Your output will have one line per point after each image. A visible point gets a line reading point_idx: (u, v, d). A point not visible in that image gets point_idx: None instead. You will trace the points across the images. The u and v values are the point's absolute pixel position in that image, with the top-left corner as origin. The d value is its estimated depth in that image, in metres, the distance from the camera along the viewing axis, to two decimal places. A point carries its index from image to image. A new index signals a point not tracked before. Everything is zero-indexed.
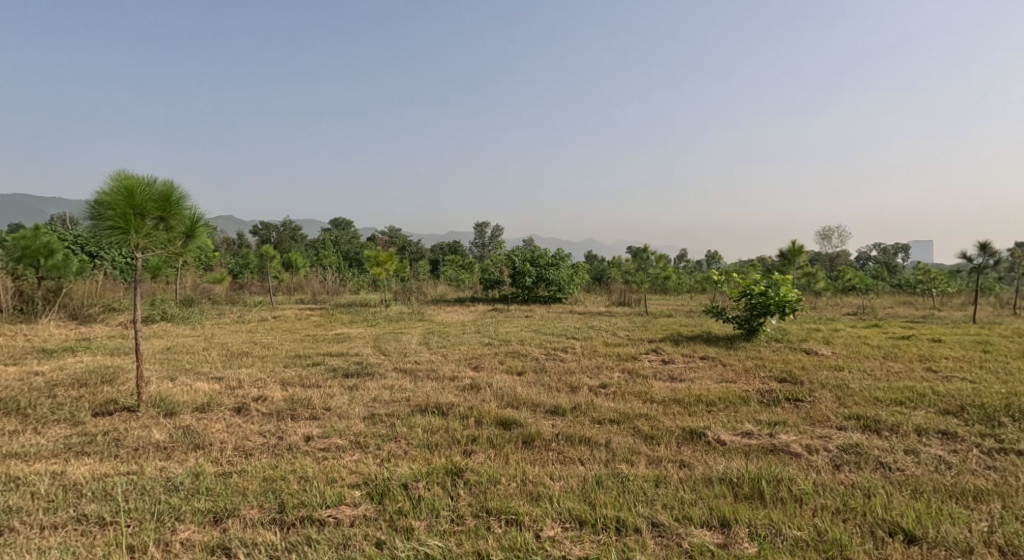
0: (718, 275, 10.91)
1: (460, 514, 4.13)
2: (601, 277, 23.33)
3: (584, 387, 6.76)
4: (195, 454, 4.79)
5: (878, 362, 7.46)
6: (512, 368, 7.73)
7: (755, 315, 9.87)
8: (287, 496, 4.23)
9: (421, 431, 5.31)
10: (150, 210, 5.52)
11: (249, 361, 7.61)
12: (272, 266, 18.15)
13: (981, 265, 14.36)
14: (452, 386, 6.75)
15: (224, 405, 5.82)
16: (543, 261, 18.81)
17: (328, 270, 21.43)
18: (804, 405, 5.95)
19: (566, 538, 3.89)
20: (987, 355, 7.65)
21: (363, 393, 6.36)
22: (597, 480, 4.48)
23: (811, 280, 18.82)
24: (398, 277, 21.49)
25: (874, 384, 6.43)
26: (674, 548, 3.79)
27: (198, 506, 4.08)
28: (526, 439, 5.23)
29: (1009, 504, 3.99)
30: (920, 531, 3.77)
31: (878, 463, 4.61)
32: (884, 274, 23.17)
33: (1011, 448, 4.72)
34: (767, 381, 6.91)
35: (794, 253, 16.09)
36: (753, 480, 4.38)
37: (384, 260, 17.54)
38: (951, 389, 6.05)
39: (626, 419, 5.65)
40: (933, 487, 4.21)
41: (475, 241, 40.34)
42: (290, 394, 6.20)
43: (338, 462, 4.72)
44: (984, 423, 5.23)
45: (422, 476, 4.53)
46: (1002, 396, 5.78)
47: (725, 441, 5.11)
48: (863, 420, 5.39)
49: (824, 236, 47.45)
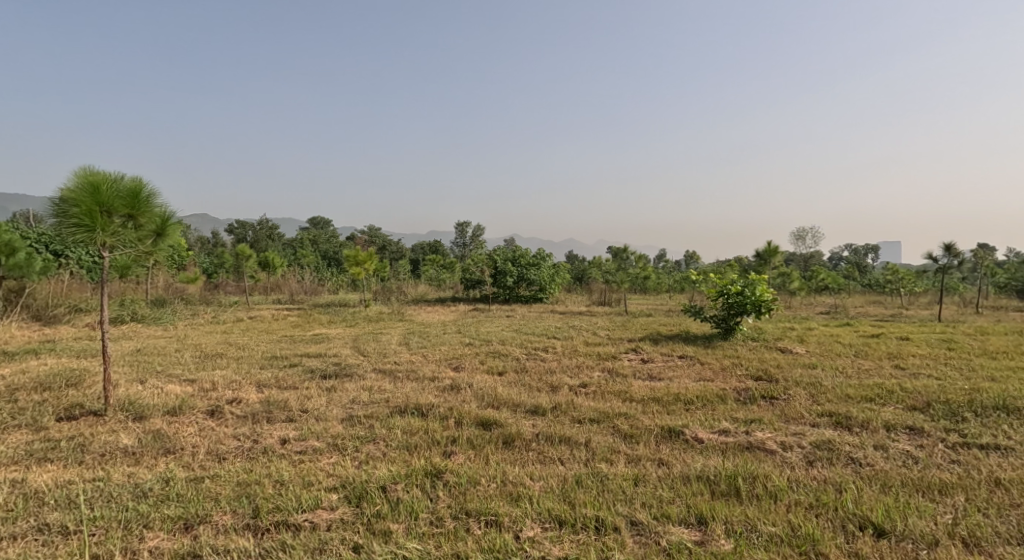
0: (696, 275, 11.01)
1: (440, 516, 4.12)
2: (582, 276, 23.44)
3: (564, 387, 6.78)
4: (166, 459, 4.71)
5: (849, 360, 7.60)
6: (493, 368, 7.73)
7: (732, 315, 9.98)
8: (262, 500, 4.18)
9: (400, 432, 5.30)
10: (118, 207, 5.43)
11: (224, 363, 7.52)
12: (247, 265, 17.95)
13: (946, 266, 14.63)
14: (433, 387, 6.73)
15: (197, 408, 5.74)
16: (523, 261, 18.82)
17: (306, 269, 21.24)
18: (779, 403, 6.04)
19: (545, 539, 3.90)
20: (953, 352, 7.80)
21: (342, 394, 6.32)
22: (577, 479, 4.50)
23: (786, 280, 19.10)
24: (377, 277, 21.41)
25: (846, 382, 6.54)
26: (652, 546, 3.82)
27: (167, 512, 4.02)
28: (506, 439, 5.24)
29: (972, 496, 4.09)
30: (889, 524, 3.84)
31: (849, 459, 4.69)
32: (856, 272, 23.59)
33: (974, 443, 4.83)
34: (742, 379, 7.01)
35: (770, 254, 16.29)
36: (729, 477, 4.43)
37: (364, 259, 17.41)
38: (918, 386, 6.17)
39: (605, 419, 5.68)
40: (901, 481, 4.29)
41: (456, 240, 40.28)
42: (266, 396, 6.14)
43: (315, 465, 4.68)
44: (948, 418, 5.35)
45: (401, 477, 4.51)
46: (965, 392, 5.92)
47: (702, 439, 5.16)
48: (835, 417, 5.48)
49: (799, 236, 48.02)
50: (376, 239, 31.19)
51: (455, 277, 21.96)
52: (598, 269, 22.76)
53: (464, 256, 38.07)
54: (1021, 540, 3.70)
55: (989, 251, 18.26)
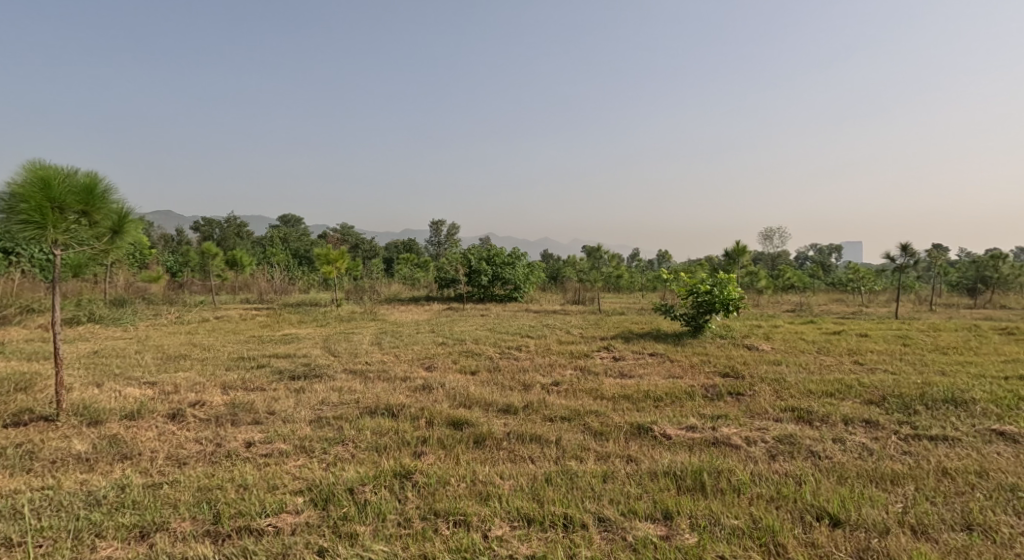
0: (667, 275, 11.13)
1: (408, 517, 4.10)
2: (556, 275, 23.52)
3: (536, 386, 6.80)
4: (122, 465, 4.61)
5: (812, 356, 7.78)
6: (465, 367, 7.72)
7: (701, 313, 10.12)
8: (224, 505, 4.12)
9: (369, 433, 5.25)
10: (71, 202, 5.29)
11: (187, 364, 7.38)
12: (213, 263, 17.62)
13: (903, 265, 15.03)
14: (404, 387, 6.70)
15: (157, 412, 5.61)
16: (498, 260, 18.79)
17: (275, 267, 20.92)
18: (745, 398, 6.16)
19: (513, 537, 3.91)
20: (908, 348, 8.04)
21: (311, 396, 6.24)
22: (546, 478, 4.52)
23: (754, 279, 19.49)
24: (349, 276, 21.22)
25: (809, 377, 6.69)
26: (619, 542, 3.85)
27: (122, 520, 3.93)
28: (477, 439, 5.23)
29: (921, 486, 4.21)
30: (844, 515, 3.94)
31: (809, 452, 4.80)
32: (819, 271, 24.14)
33: (925, 434, 4.98)
34: (710, 376, 7.11)
35: (738, 254, 16.53)
36: (695, 472, 4.50)
37: (336, 259, 17.17)
38: (874, 380, 6.35)
39: (576, 416, 5.71)
40: (856, 472, 4.40)
41: (430, 239, 40.11)
42: (231, 398, 6.03)
43: (281, 468, 4.62)
44: (902, 411, 5.51)
45: (370, 479, 4.48)
46: (919, 386, 6.10)
47: (670, 436, 5.22)
48: (797, 412, 5.60)
49: (766, 237, 48.91)
50: (348, 237, 30.83)
51: (429, 277, 21.88)
52: (572, 269, 22.86)
53: (438, 255, 37.86)
54: (965, 526, 3.83)
55: (944, 251, 18.78)
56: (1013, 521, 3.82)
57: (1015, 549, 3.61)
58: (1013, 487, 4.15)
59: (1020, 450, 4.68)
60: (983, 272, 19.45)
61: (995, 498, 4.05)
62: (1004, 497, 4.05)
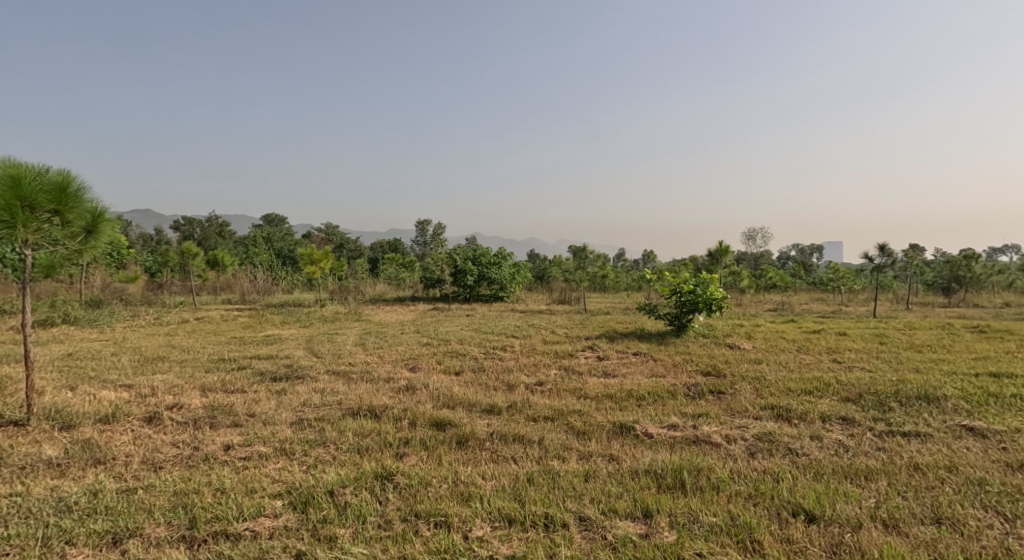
0: (651, 275, 11.20)
1: (388, 518, 4.08)
2: (543, 275, 23.56)
3: (520, 386, 6.80)
4: (95, 470, 4.54)
5: (792, 355, 7.87)
6: (450, 367, 7.71)
7: (684, 313, 10.19)
8: (200, 510, 4.07)
9: (352, 435, 5.22)
10: (42, 202, 5.21)
11: (165, 367, 7.28)
12: (193, 263, 17.43)
13: (881, 265, 15.25)
14: (388, 388, 6.66)
15: (133, 415, 5.54)
16: (484, 260, 18.77)
17: (258, 268, 20.75)
18: (726, 397, 6.21)
19: (493, 538, 3.91)
20: (884, 346, 8.17)
21: (293, 397, 6.19)
22: (528, 478, 4.52)
23: (736, 279, 19.68)
24: (334, 276, 21.09)
25: (788, 376, 6.76)
26: (598, 541, 3.87)
27: (93, 527, 3.88)
28: (460, 439, 5.22)
29: (894, 481, 4.27)
30: (818, 510, 3.99)
31: (787, 450, 4.85)
32: (801, 271, 24.41)
33: (898, 431, 5.05)
34: (693, 374, 7.17)
35: (721, 254, 16.67)
36: (675, 470, 4.53)
37: (319, 258, 17.03)
38: (851, 378, 6.44)
39: (560, 416, 5.72)
40: (832, 469, 4.45)
41: (416, 239, 40.03)
42: (210, 401, 5.96)
43: (260, 471, 4.58)
44: (877, 408, 5.59)
45: (350, 481, 4.45)
46: (893, 383, 6.20)
47: (652, 434, 5.26)
48: (776, 410, 5.66)
49: (748, 238, 49.35)
50: (333, 237, 30.65)
51: (414, 277, 21.81)
52: (558, 269, 22.93)
53: (424, 255, 37.74)
54: (933, 520, 3.89)
55: (920, 251, 19.05)
56: (980, 514, 3.90)
57: (981, 541, 3.67)
58: (980, 481, 4.23)
59: (989, 445, 4.77)
60: (956, 272, 19.78)
61: (963, 492, 4.12)
62: (971, 491, 4.12)
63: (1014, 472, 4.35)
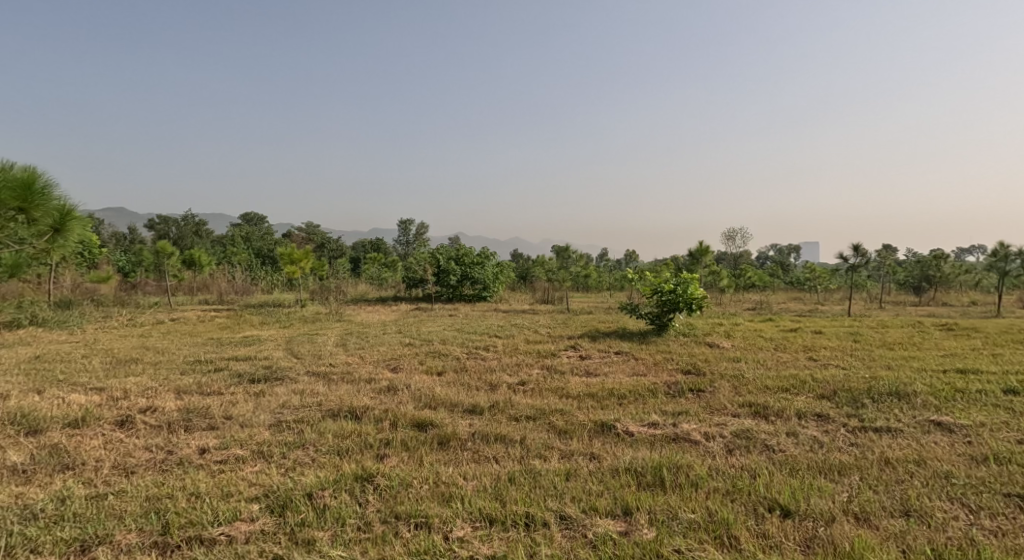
0: (632, 275, 11.25)
1: (368, 521, 4.04)
2: (526, 275, 23.58)
3: (502, 386, 6.78)
4: (64, 476, 4.44)
5: (769, 353, 7.95)
6: (431, 367, 7.67)
7: (665, 312, 10.25)
8: (173, 515, 4.00)
9: (331, 437, 5.17)
10: (7, 199, 5.06)
11: (139, 369, 7.16)
12: (169, 263, 17.15)
13: (856, 265, 15.48)
14: (369, 389, 6.61)
15: (104, 419, 5.43)
16: (466, 260, 18.71)
17: (236, 268, 20.50)
18: (706, 395, 6.26)
19: (474, 538, 3.89)
20: (858, 344, 8.29)
21: (271, 399, 6.11)
22: (509, 477, 4.51)
23: (716, 279, 19.86)
24: (315, 276, 20.92)
25: (766, 373, 6.83)
26: (578, 539, 3.86)
27: (60, 535, 3.79)
28: (441, 439, 5.19)
29: (866, 475, 4.33)
30: (794, 505, 4.02)
31: (765, 446, 4.89)
32: (778, 271, 24.71)
33: (871, 426, 5.12)
34: (673, 373, 7.21)
35: (702, 253, 16.80)
36: (655, 468, 4.55)
37: (300, 258, 16.85)
38: (826, 375, 6.53)
39: (541, 416, 5.71)
40: (807, 465, 4.50)
41: (398, 239, 39.88)
42: (185, 404, 5.87)
43: (237, 474, 4.51)
44: (851, 404, 5.66)
45: (329, 484, 4.41)
46: (867, 380, 6.29)
47: (633, 432, 5.27)
48: (754, 407, 5.71)
49: (728, 238, 49.82)
50: (314, 237, 30.39)
51: (396, 277, 21.70)
52: (541, 268, 22.96)
53: (406, 255, 37.58)
54: (903, 512, 3.95)
55: (893, 251, 19.36)
56: (947, 506, 3.97)
57: (948, 532, 3.73)
58: (948, 474, 4.30)
59: (956, 439, 4.86)
60: (926, 271, 20.13)
61: (931, 485, 4.18)
62: (939, 483, 4.19)
63: (979, 465, 4.43)
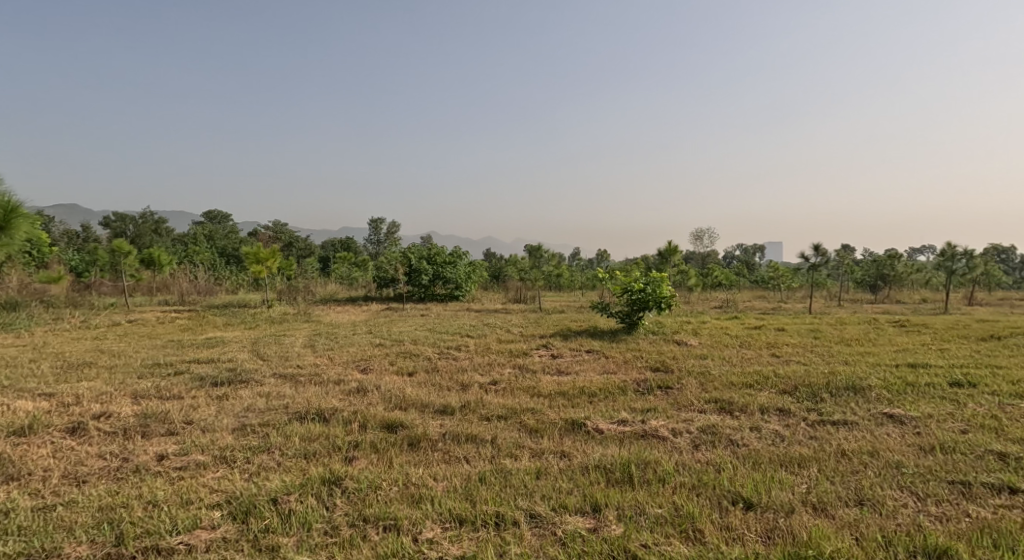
0: (603, 274, 11.30)
1: (335, 525, 3.99)
2: (498, 274, 23.59)
3: (473, 385, 6.76)
4: (10, 488, 4.29)
5: (735, 349, 8.08)
6: (401, 368, 7.61)
7: (635, 310, 10.34)
8: (128, 525, 3.89)
9: (298, 440, 5.08)
10: None
11: (92, 373, 6.94)
12: (126, 262, 16.67)
13: (816, 264, 15.83)
14: (338, 391, 6.52)
15: (54, 427, 5.25)
16: (438, 259, 18.57)
17: (199, 268, 20.04)
18: (674, 391, 6.33)
19: (443, 539, 3.86)
20: (818, 340, 8.48)
21: (234, 402, 5.99)
22: (480, 478, 4.49)
23: (684, 278, 20.15)
24: (282, 275, 20.59)
25: (731, 370, 6.93)
26: (548, 537, 3.86)
27: (4, 549, 3.65)
28: (412, 441, 5.15)
29: (823, 467, 4.42)
30: (756, 498, 4.08)
31: (729, 441, 4.96)
32: (743, 270, 25.15)
33: (830, 420, 5.23)
34: (643, 371, 7.28)
35: (671, 252, 17.01)
36: (623, 464, 4.57)
37: (266, 258, 16.56)
38: (788, 371, 6.66)
39: (512, 415, 5.71)
40: (769, 458, 4.58)
41: (369, 238, 39.55)
42: (142, 409, 5.71)
43: (198, 481, 4.41)
44: (810, 399, 5.78)
45: (295, 488, 4.33)
46: (826, 375, 6.43)
47: (602, 430, 5.30)
48: (719, 403, 5.79)
49: (695, 238, 50.54)
50: (282, 235, 29.91)
51: (367, 277, 21.49)
52: (513, 267, 22.98)
53: (376, 254, 37.21)
54: (857, 501, 4.04)
55: (850, 252, 19.85)
56: (897, 494, 4.07)
57: (898, 519, 3.83)
58: (898, 463, 4.42)
59: (906, 430, 4.99)
60: (882, 271, 20.67)
61: (883, 474, 4.29)
62: (890, 473, 4.30)
63: (927, 455, 4.56)
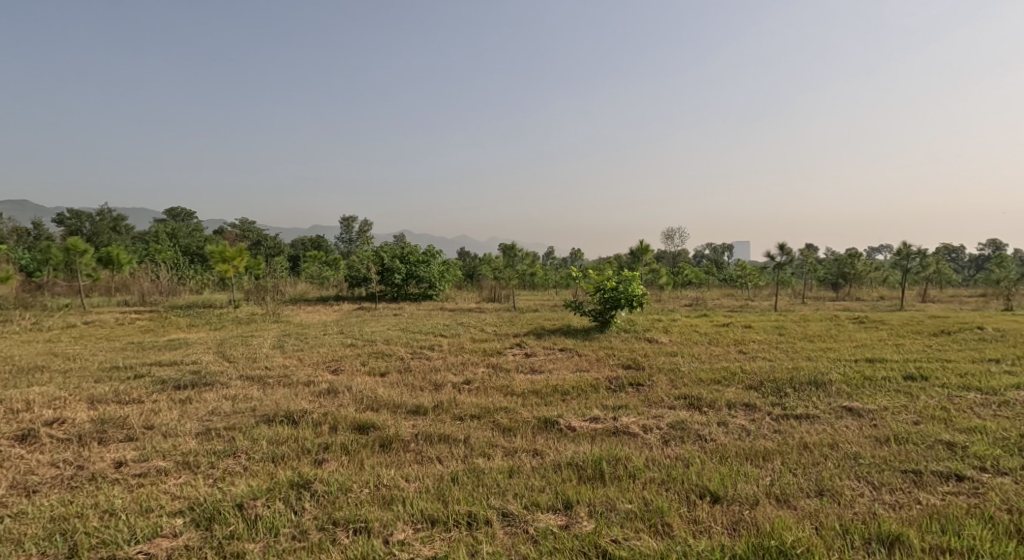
0: (575, 273, 11.33)
1: (303, 529, 3.92)
2: (472, 273, 23.53)
3: (446, 385, 6.71)
4: None
5: (704, 347, 8.18)
6: (373, 368, 7.53)
7: (608, 309, 10.39)
8: (83, 536, 3.78)
9: (266, 443, 4.99)
10: None
11: (46, 378, 6.71)
12: (83, 261, 16.16)
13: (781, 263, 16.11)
14: (307, 392, 6.43)
15: (3, 435, 5.07)
16: (410, 258, 18.41)
17: (162, 267, 19.55)
18: (644, 388, 6.38)
19: (415, 540, 3.83)
20: (783, 336, 8.64)
21: (199, 406, 5.86)
22: (452, 477, 4.46)
23: (655, 276, 20.34)
24: (250, 275, 20.21)
25: (700, 366, 7.01)
26: (520, 535, 3.86)
27: None
28: (383, 442, 5.09)
29: (787, 459, 4.49)
30: (723, 491, 4.13)
31: (698, 436, 5.01)
32: (712, 269, 25.50)
33: (793, 414, 5.32)
34: (615, 368, 7.32)
35: (642, 251, 17.14)
36: (595, 461, 4.59)
37: (233, 256, 16.24)
38: (754, 367, 6.76)
39: (485, 414, 5.68)
40: (735, 452, 4.64)
41: (341, 236, 39.13)
42: (99, 414, 5.55)
43: (159, 488, 4.30)
44: (775, 394, 5.88)
45: (262, 492, 4.25)
46: (790, 370, 6.55)
47: (574, 428, 5.30)
48: (689, 399, 5.85)
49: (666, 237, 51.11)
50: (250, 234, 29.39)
51: (338, 276, 21.23)
52: (487, 266, 22.95)
53: (347, 253, 36.84)
54: (818, 492, 4.11)
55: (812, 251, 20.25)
56: (855, 484, 4.16)
57: (855, 508, 3.91)
58: (857, 454, 4.51)
59: (863, 422, 5.10)
60: (843, 269, 21.14)
61: (842, 465, 4.38)
62: (849, 464, 4.39)
63: (883, 445, 4.67)
